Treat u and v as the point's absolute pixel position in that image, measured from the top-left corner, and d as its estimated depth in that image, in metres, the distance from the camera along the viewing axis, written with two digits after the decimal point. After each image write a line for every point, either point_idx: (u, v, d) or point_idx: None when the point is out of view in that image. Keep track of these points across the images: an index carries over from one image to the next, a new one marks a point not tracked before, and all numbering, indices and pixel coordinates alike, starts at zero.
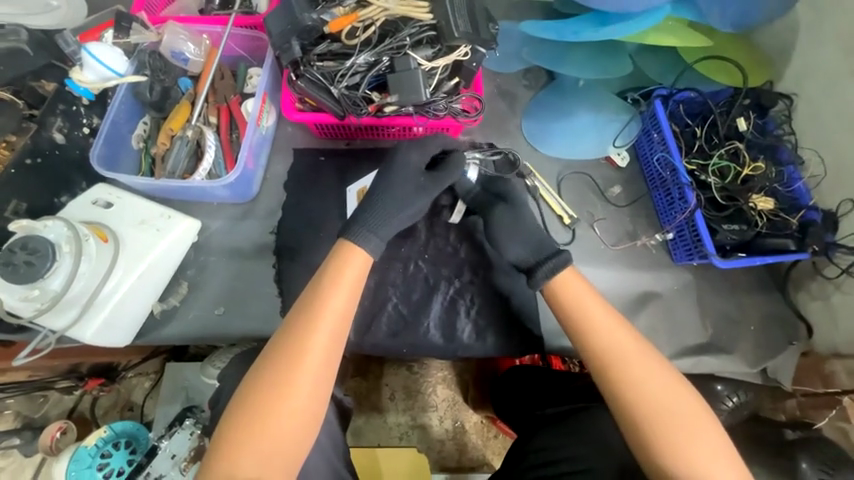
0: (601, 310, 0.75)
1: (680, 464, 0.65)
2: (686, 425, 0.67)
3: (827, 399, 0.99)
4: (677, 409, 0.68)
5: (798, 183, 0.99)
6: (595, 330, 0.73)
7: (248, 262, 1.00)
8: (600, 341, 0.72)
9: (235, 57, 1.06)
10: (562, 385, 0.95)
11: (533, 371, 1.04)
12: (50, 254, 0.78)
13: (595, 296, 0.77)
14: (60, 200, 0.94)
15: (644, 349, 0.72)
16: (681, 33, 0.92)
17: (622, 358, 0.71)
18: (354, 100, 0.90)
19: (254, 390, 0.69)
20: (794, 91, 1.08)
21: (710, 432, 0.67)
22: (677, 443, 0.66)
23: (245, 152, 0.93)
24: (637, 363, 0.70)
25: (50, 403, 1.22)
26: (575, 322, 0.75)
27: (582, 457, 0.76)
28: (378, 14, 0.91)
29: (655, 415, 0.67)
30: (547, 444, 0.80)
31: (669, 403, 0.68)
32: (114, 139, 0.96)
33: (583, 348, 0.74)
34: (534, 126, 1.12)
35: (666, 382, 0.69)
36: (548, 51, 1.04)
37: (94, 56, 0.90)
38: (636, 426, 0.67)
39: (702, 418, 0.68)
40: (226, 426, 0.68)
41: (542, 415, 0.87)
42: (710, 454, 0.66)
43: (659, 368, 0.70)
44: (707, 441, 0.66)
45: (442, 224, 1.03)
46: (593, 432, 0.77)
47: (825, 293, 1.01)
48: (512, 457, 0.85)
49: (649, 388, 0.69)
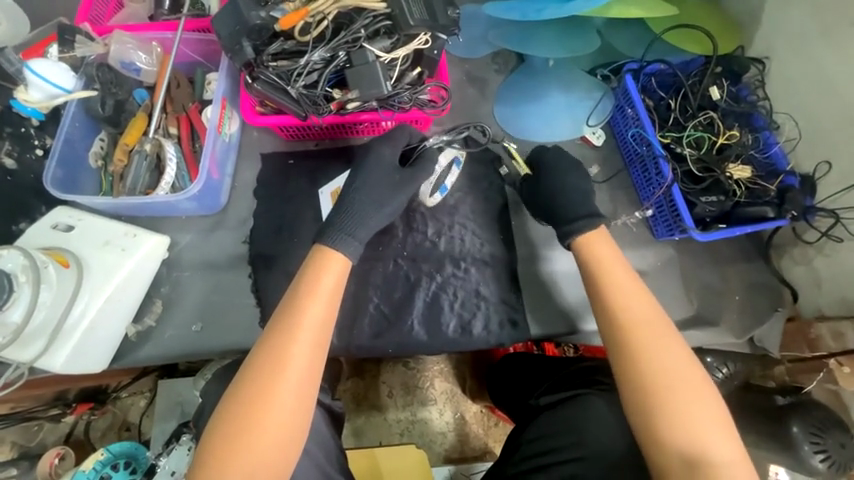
0: (624, 274, 0.76)
1: (680, 433, 0.63)
2: (691, 392, 0.66)
3: (813, 364, 0.98)
4: (683, 376, 0.67)
5: (774, 147, 0.99)
6: (616, 293, 0.74)
7: (223, 275, 0.97)
8: (626, 310, 0.72)
9: (191, 64, 1.02)
10: (553, 366, 0.93)
11: (522, 355, 1.01)
12: (7, 286, 0.75)
13: (619, 260, 0.78)
14: (19, 227, 0.90)
15: (660, 316, 0.72)
16: (645, 4, 0.90)
17: (637, 321, 0.71)
18: (314, 99, 0.86)
19: (237, 403, 0.66)
20: (767, 55, 1.06)
21: (713, 403, 0.66)
22: (680, 408, 0.64)
23: (207, 161, 0.90)
24: (657, 336, 0.69)
25: (45, 431, 1.19)
26: (601, 293, 0.75)
27: (575, 444, 0.75)
28: (330, 7, 0.86)
29: (666, 390, 0.66)
30: (540, 434, 0.79)
31: (677, 369, 0.67)
32: (70, 158, 0.92)
33: (600, 310, 0.74)
34: (506, 111, 1.09)
35: (677, 349, 0.69)
36: (513, 33, 1.01)
37: (37, 74, 0.86)
38: (649, 405, 0.66)
39: (707, 388, 0.67)
40: (210, 442, 0.65)
41: (537, 404, 0.85)
42: (711, 422, 0.64)
43: (672, 336, 0.70)
44: (718, 421, 0.64)
45: (420, 219, 1.01)
46: (585, 421, 0.76)
47: (808, 257, 1.00)
48: (507, 449, 0.83)
49: (663, 355, 0.68)
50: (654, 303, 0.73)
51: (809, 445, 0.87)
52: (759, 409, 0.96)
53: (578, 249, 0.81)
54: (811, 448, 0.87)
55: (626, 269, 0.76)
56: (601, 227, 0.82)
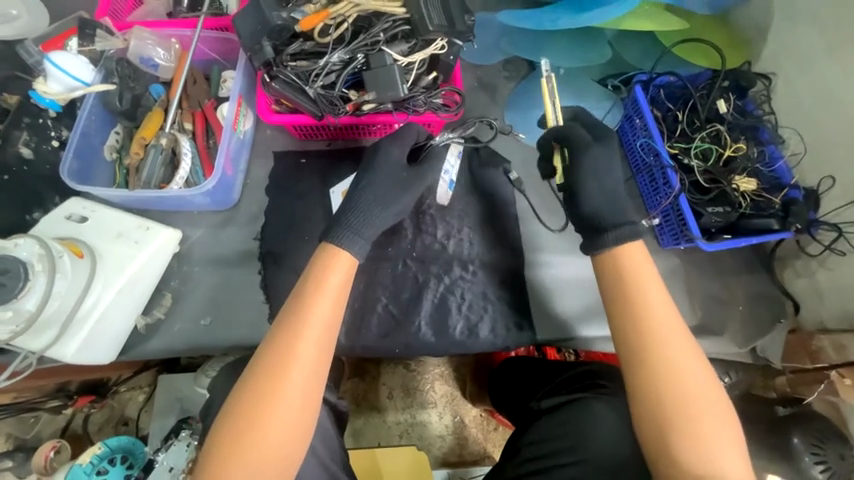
0: (656, 288, 0.73)
1: (695, 451, 0.64)
2: (711, 415, 0.66)
3: (815, 376, 0.99)
4: (702, 395, 0.67)
5: (779, 162, 1.00)
6: (642, 303, 0.72)
7: (233, 271, 0.98)
8: (651, 323, 0.71)
9: (207, 61, 1.03)
10: (554, 368, 0.93)
11: (525, 359, 1.02)
12: (22, 274, 0.75)
13: (652, 272, 0.75)
14: (33, 217, 0.91)
15: (686, 333, 0.71)
16: (658, 17, 0.92)
17: (664, 341, 0.70)
18: (331, 99, 0.88)
19: (243, 402, 0.66)
20: (773, 71, 1.08)
21: (728, 422, 0.67)
22: (696, 427, 0.65)
23: (222, 158, 0.91)
24: (680, 354, 0.69)
25: (41, 423, 1.18)
26: (626, 303, 0.73)
27: (573, 448, 0.76)
28: (350, 10, 0.88)
29: (683, 408, 0.66)
30: (540, 438, 0.79)
31: (698, 389, 0.67)
32: (84, 149, 0.92)
33: (623, 319, 0.73)
34: (517, 115, 1.11)
35: (698, 368, 0.69)
36: (526, 41, 1.03)
37: (56, 65, 0.88)
38: (665, 422, 0.66)
39: (724, 407, 0.67)
40: (215, 440, 0.65)
41: (536, 407, 0.86)
42: (724, 442, 0.65)
43: (695, 355, 0.70)
44: (731, 441, 0.65)
45: (429, 221, 1.02)
46: (584, 424, 0.77)
47: (810, 270, 1.02)
48: (508, 451, 0.84)
49: (685, 374, 0.68)
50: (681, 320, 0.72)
51: (810, 456, 0.88)
52: (760, 420, 0.97)
53: (607, 255, 0.77)
54: (811, 459, 0.87)
55: (657, 281, 0.74)
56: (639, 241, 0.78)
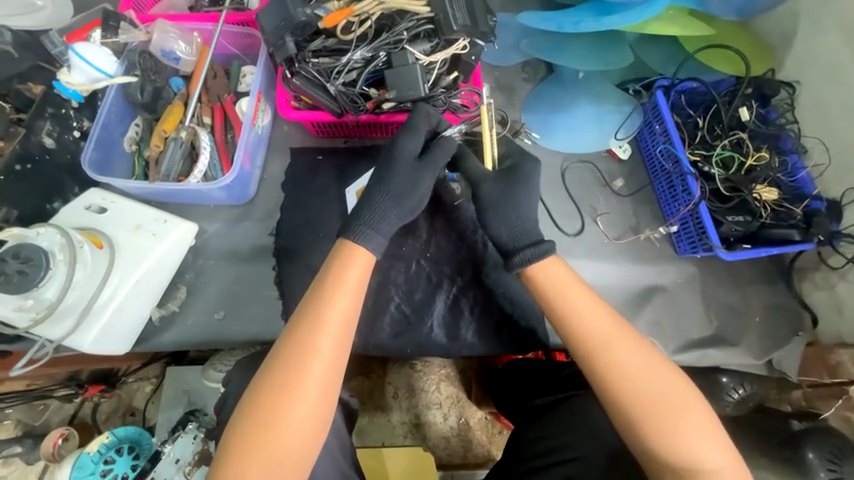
0: (586, 299, 0.72)
1: (674, 449, 0.64)
2: (690, 414, 0.65)
3: (833, 390, 1.00)
4: (668, 392, 0.66)
5: (801, 172, 0.98)
6: (583, 320, 0.71)
7: (247, 266, 0.98)
8: (594, 340, 0.70)
9: (227, 55, 1.04)
10: (549, 373, 0.94)
11: (527, 361, 1.02)
12: (43, 263, 0.77)
13: (576, 283, 0.74)
14: (52, 206, 0.92)
15: (635, 338, 0.70)
16: (683, 23, 0.90)
17: (614, 352, 0.69)
18: (351, 97, 0.88)
19: (261, 401, 0.65)
20: (796, 79, 1.06)
21: (704, 416, 0.66)
22: (671, 425, 0.64)
23: (240, 153, 0.91)
24: (639, 363, 0.68)
25: (50, 411, 1.18)
26: (566, 324, 0.72)
27: (573, 445, 0.74)
28: (374, 8, 0.89)
29: (663, 412, 0.65)
30: (539, 436, 0.79)
31: (661, 387, 0.67)
32: (105, 141, 0.94)
33: (571, 339, 0.71)
34: (538, 119, 1.10)
35: (656, 368, 0.68)
36: (547, 42, 1.01)
37: (82, 57, 0.89)
38: (647, 428, 0.65)
39: (696, 401, 0.67)
40: (231, 439, 0.65)
41: (532, 406, 0.86)
42: (705, 437, 0.64)
43: (648, 353, 0.69)
44: (714, 438, 0.65)
45: (444, 221, 1.01)
46: (584, 419, 0.76)
47: (830, 282, 1.01)
48: (509, 450, 0.83)
49: (652, 379, 0.67)
50: (627, 326, 0.71)
51: (825, 473, 0.87)
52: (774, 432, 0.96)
53: (531, 283, 0.75)
54: (826, 474, 0.87)
55: (583, 291, 0.73)
56: (554, 256, 0.76)
